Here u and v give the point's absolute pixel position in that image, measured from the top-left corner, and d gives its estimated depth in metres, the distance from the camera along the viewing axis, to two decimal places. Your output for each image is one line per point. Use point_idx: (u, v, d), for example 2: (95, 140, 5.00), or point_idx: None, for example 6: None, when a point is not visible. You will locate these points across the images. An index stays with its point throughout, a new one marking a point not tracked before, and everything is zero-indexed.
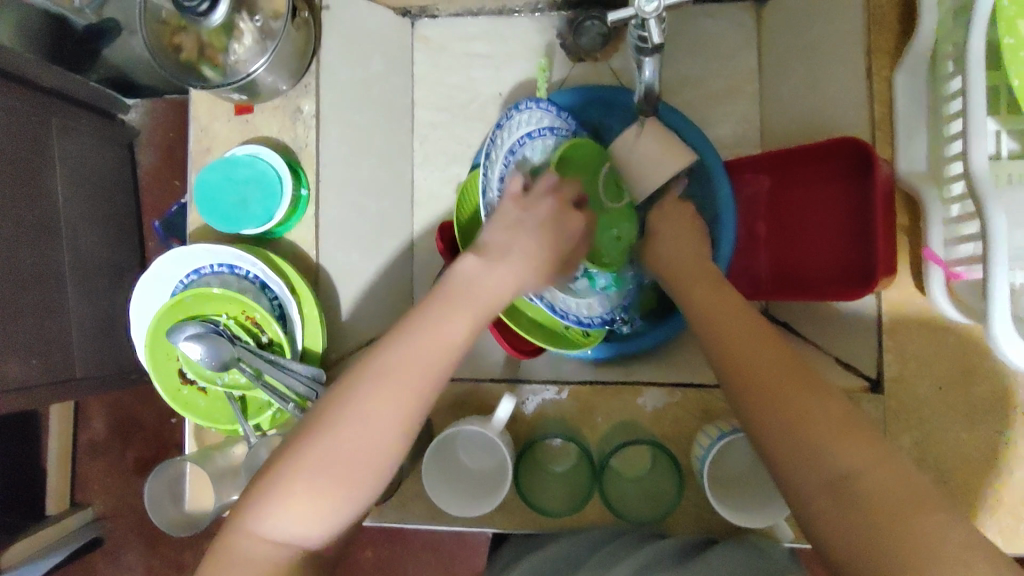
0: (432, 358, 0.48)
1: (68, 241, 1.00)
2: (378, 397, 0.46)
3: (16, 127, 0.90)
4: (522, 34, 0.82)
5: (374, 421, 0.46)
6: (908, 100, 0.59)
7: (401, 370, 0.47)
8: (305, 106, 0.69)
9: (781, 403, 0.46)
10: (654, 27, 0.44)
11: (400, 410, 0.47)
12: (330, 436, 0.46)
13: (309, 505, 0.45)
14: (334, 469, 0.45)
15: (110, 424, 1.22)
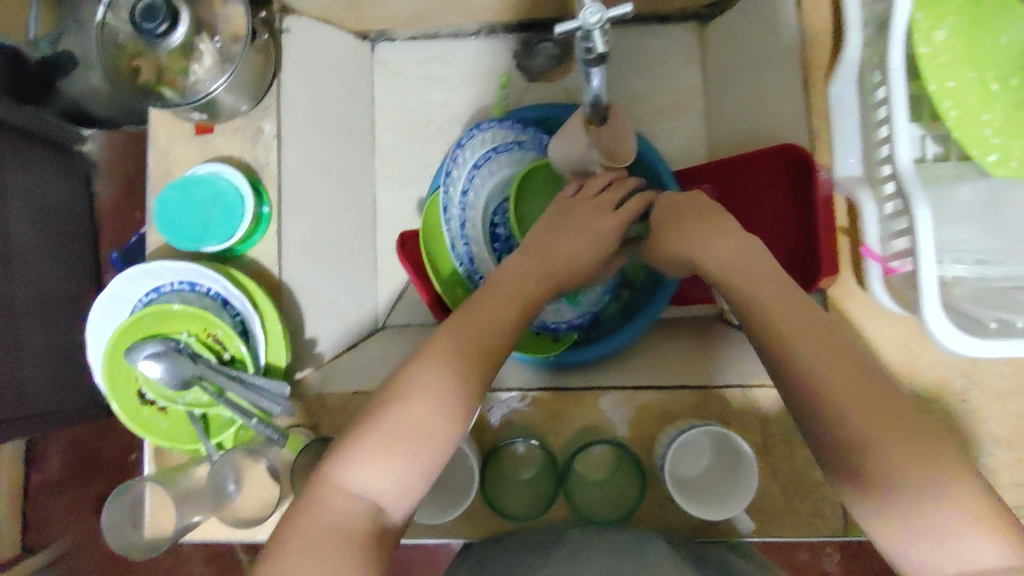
0: (498, 331, 0.53)
1: (21, 271, 0.97)
2: (453, 362, 0.50)
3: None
4: (478, 56, 0.84)
5: (450, 387, 0.49)
6: (842, 110, 0.63)
7: (471, 339, 0.52)
8: (266, 125, 0.70)
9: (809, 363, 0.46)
10: (598, 38, 0.47)
11: (470, 378, 0.50)
12: (415, 399, 0.48)
13: (396, 460, 0.47)
14: (422, 426, 0.48)
15: (65, 461, 1.18)
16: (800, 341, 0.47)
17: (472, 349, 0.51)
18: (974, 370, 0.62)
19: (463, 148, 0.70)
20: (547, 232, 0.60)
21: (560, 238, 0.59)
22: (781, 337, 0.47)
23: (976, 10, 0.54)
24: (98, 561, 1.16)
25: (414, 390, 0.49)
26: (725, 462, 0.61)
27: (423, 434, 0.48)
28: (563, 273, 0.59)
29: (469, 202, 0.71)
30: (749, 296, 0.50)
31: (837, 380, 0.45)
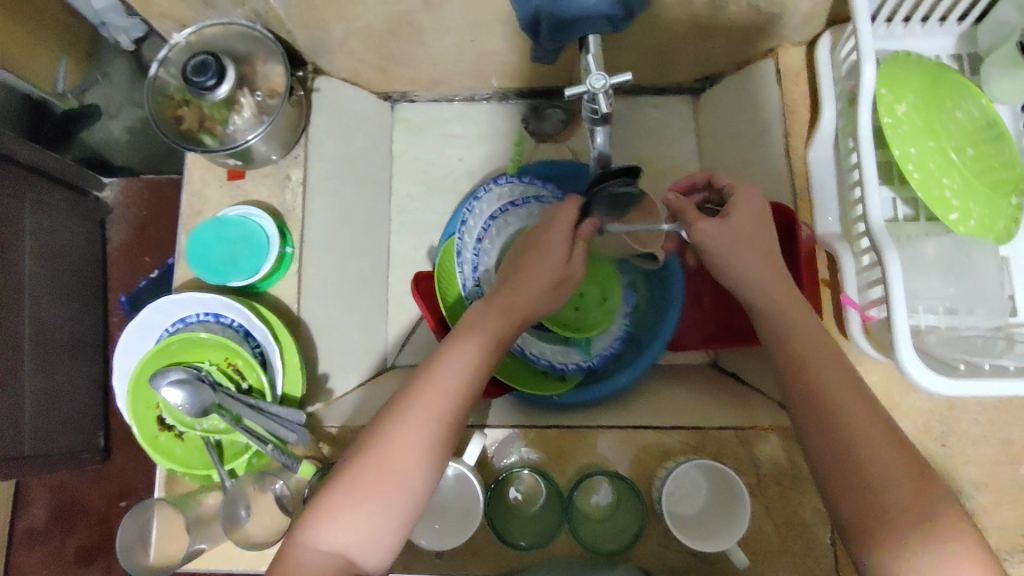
0: (458, 389, 0.54)
1: (30, 312, 1.01)
2: (412, 426, 0.53)
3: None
4: (491, 118, 0.91)
5: (407, 453, 0.52)
6: (820, 175, 0.70)
7: (429, 403, 0.54)
8: (294, 174, 0.76)
9: (835, 410, 0.52)
10: (602, 99, 0.54)
11: (438, 429, 0.53)
12: (372, 466, 0.52)
13: (355, 521, 0.50)
14: (374, 491, 0.51)
15: (51, 509, 1.22)
16: (824, 389, 0.53)
17: (427, 414, 0.53)
18: (946, 418, 0.66)
19: (479, 203, 0.77)
20: (512, 283, 0.61)
21: (527, 282, 0.61)
22: (812, 387, 0.54)
23: (932, 93, 0.62)
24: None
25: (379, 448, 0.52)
26: (722, 496, 0.63)
27: (377, 498, 0.51)
28: (512, 334, 0.60)
29: (483, 249, 0.77)
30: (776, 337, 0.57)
31: (857, 425, 0.51)
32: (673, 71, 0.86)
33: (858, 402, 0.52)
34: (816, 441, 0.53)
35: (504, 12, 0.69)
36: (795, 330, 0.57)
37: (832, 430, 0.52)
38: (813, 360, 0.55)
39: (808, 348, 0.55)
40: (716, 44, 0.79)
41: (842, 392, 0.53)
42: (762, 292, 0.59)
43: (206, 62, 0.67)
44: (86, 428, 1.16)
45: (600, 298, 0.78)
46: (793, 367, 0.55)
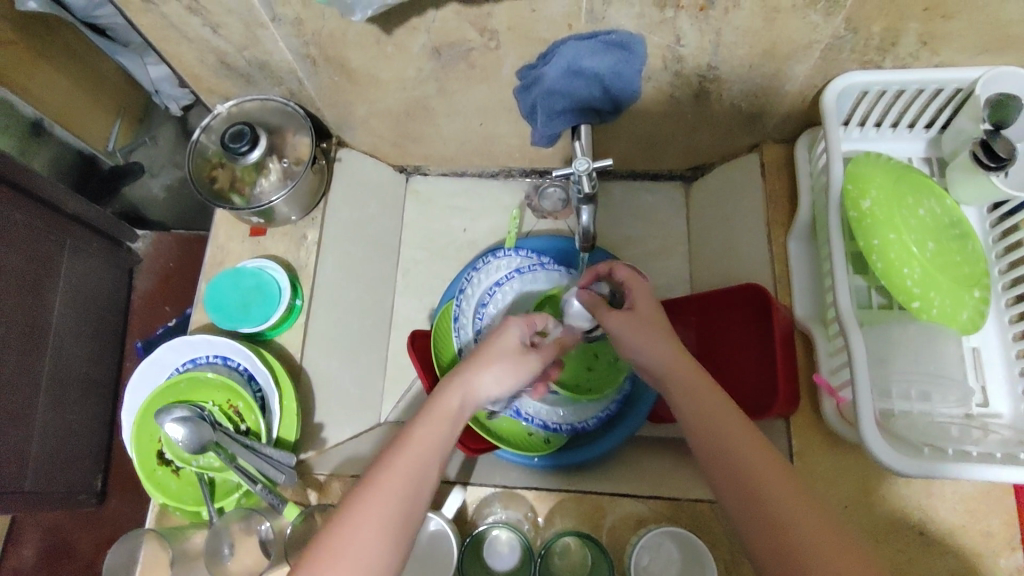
0: (420, 473, 0.51)
1: (52, 351, 1.07)
2: (369, 518, 0.48)
3: (30, 247, 1.01)
4: (496, 194, 0.98)
5: (369, 543, 0.48)
6: (797, 262, 0.75)
7: (393, 485, 0.50)
8: (310, 235, 0.83)
9: (792, 520, 0.48)
10: (585, 180, 0.60)
11: (399, 519, 0.49)
12: (331, 556, 0.47)
13: None
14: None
15: (40, 550, 1.25)
16: (785, 505, 0.49)
17: (392, 498, 0.49)
18: (922, 505, 0.65)
19: (479, 269, 0.82)
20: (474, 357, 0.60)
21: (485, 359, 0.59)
22: (765, 499, 0.49)
23: (896, 188, 0.67)
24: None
25: (336, 546, 0.47)
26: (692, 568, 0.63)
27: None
28: (466, 410, 0.57)
29: (487, 313, 0.80)
30: (718, 446, 0.52)
31: (811, 541, 0.47)
32: (665, 159, 0.93)
33: (818, 516, 0.48)
34: (772, 564, 0.48)
35: (509, 101, 0.77)
36: (728, 426, 0.53)
37: (785, 545, 0.47)
38: (748, 462, 0.51)
39: (742, 448, 0.52)
40: (703, 136, 0.86)
41: (786, 498, 0.49)
42: (700, 391, 0.55)
43: (242, 131, 0.76)
44: (87, 470, 1.19)
45: (610, 359, 0.76)
46: (728, 469, 0.52)
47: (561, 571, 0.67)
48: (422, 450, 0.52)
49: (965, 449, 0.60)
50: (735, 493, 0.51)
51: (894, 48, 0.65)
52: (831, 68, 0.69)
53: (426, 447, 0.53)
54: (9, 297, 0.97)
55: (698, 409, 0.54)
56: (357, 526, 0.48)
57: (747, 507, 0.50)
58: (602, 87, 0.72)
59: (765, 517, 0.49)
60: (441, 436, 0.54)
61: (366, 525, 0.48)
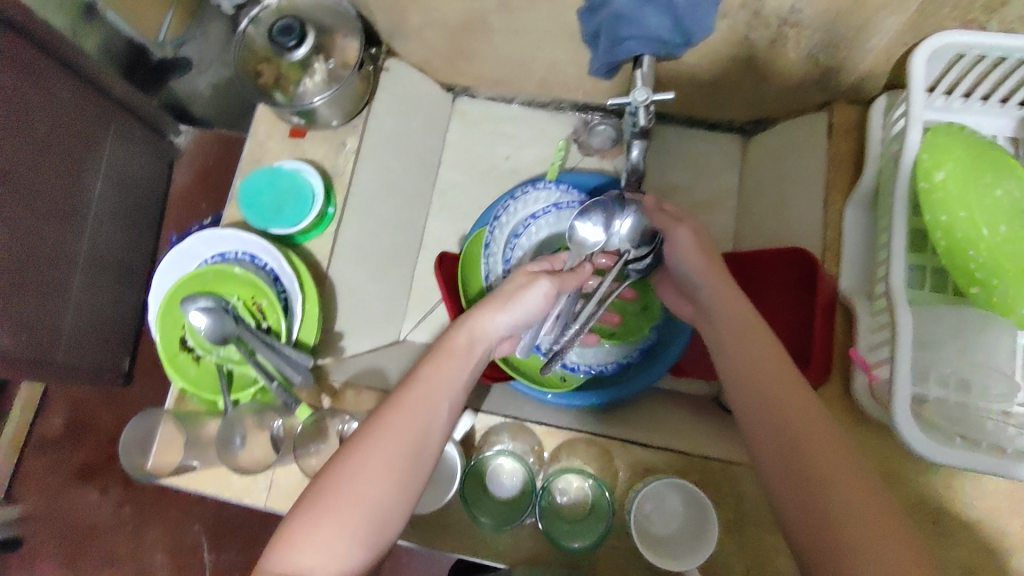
0: (428, 405, 0.53)
1: (90, 230, 1.09)
2: (379, 442, 0.51)
3: (78, 126, 1.02)
4: (544, 125, 0.95)
5: (378, 466, 0.50)
6: (851, 232, 0.70)
7: (405, 422, 0.52)
8: (349, 142, 0.81)
9: (829, 478, 0.47)
10: (643, 113, 0.56)
11: (409, 448, 0.51)
12: (346, 482, 0.49)
13: (326, 542, 0.47)
14: (348, 511, 0.48)
15: (67, 420, 1.32)
16: (824, 461, 0.48)
17: (405, 433, 0.51)
18: (939, 497, 0.63)
19: (516, 198, 0.79)
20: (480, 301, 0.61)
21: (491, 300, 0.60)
22: (801, 456, 0.49)
23: (973, 165, 0.61)
24: (60, 532, 1.28)
25: (347, 464, 0.50)
26: (695, 512, 0.63)
27: (349, 521, 0.48)
28: (474, 350, 0.58)
29: (519, 245, 0.78)
30: (769, 397, 0.53)
31: (850, 503, 0.46)
32: (726, 108, 0.88)
33: (852, 478, 0.47)
34: (798, 518, 0.48)
35: (571, 25, 0.73)
36: (781, 384, 0.53)
37: (819, 502, 0.47)
38: (797, 419, 0.51)
39: (792, 406, 0.52)
40: (773, 87, 0.80)
41: (832, 456, 0.48)
42: (758, 346, 0.56)
43: (291, 25, 0.72)
44: (112, 352, 1.24)
45: (640, 307, 0.76)
46: (777, 426, 0.52)
47: (561, 510, 0.68)
48: (433, 393, 0.54)
49: (997, 445, 0.58)
50: (777, 445, 0.51)
51: (1004, 9, 0.59)
52: (928, 26, 0.63)
53: (436, 390, 0.54)
54: (49, 173, 0.98)
55: (758, 370, 0.55)
56: (369, 450, 0.50)
57: (784, 461, 0.50)
58: (674, 18, 0.65)
59: (797, 472, 0.49)
60: (451, 373, 0.56)
61: (378, 449, 0.50)
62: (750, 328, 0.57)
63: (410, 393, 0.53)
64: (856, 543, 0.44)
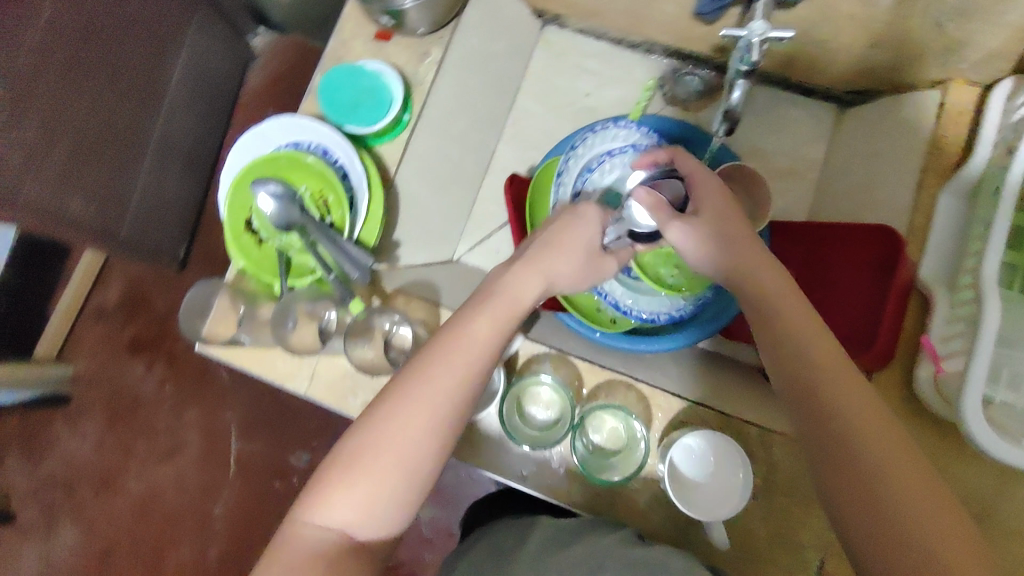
0: (469, 367, 0.51)
1: (164, 115, 1.13)
2: (418, 402, 0.49)
3: (167, 8, 1.05)
4: (631, 65, 0.91)
5: (417, 424, 0.49)
6: (944, 219, 0.66)
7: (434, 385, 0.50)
8: (433, 52, 0.80)
9: (865, 439, 0.47)
10: (753, 50, 0.53)
11: (449, 410, 0.50)
12: (380, 447, 0.48)
13: (364, 497, 0.48)
14: (385, 476, 0.48)
15: (122, 294, 1.38)
16: (858, 421, 0.47)
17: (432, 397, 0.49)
18: (992, 500, 0.60)
19: (595, 132, 0.76)
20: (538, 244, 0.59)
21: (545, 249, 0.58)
22: (833, 417, 0.48)
23: None
24: (106, 396, 1.36)
25: (386, 420, 0.48)
26: (731, 467, 0.62)
27: (385, 484, 0.48)
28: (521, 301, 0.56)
29: (591, 179, 0.75)
30: (799, 351, 0.52)
31: (909, 502, 0.43)
32: (827, 73, 0.83)
33: (890, 439, 0.46)
34: (832, 478, 0.47)
35: None
36: (832, 371, 0.50)
37: (873, 497, 0.45)
38: (848, 412, 0.48)
39: (846, 397, 0.49)
40: (884, 56, 0.75)
41: (888, 450, 0.46)
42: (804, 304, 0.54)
43: None
44: (173, 236, 1.29)
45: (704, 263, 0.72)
46: (806, 388, 0.50)
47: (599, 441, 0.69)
48: (463, 353, 0.51)
49: None
50: (806, 404, 0.50)
51: None
52: None
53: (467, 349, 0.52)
54: (132, 50, 1.01)
55: (811, 351, 0.52)
56: (407, 409, 0.49)
57: (814, 422, 0.49)
58: None
59: (832, 433, 0.48)
60: (490, 330, 0.53)
61: (415, 408, 0.49)
62: (804, 314, 0.54)
63: (449, 353, 0.51)
64: (894, 499, 0.44)
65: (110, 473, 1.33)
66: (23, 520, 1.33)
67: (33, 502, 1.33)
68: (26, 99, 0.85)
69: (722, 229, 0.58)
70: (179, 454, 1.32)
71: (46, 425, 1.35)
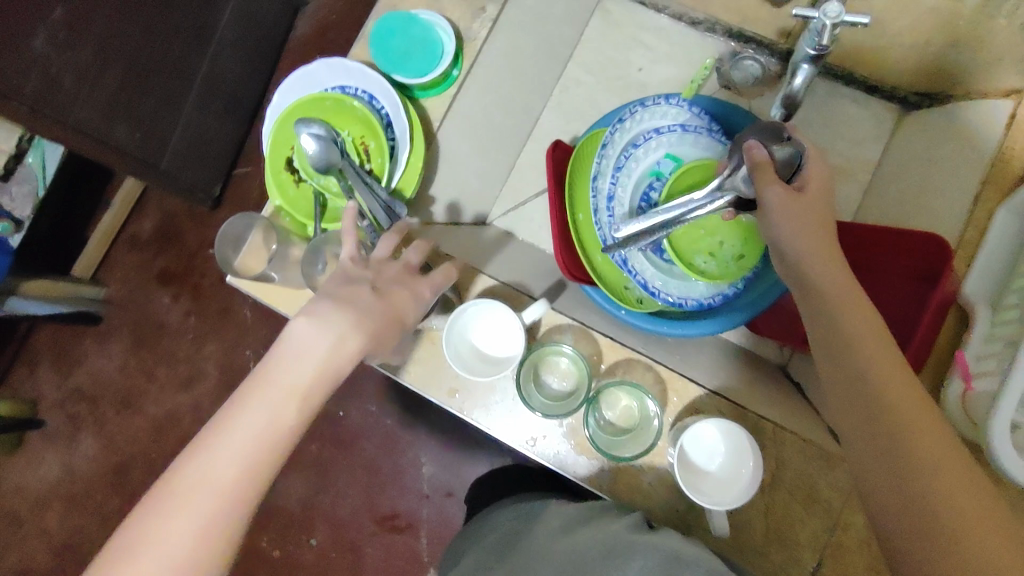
0: (293, 398, 0.50)
1: (212, 51, 1.13)
2: (235, 426, 0.48)
3: None
4: (687, 44, 0.88)
5: (231, 456, 0.47)
6: (997, 235, 0.63)
7: (234, 456, 0.47)
8: (489, 7, 0.77)
9: (888, 394, 0.47)
10: (825, 34, 0.50)
11: (270, 443, 0.48)
12: (192, 485, 0.46)
13: (174, 544, 0.45)
14: (198, 524, 0.45)
15: (159, 224, 1.41)
16: (884, 379, 0.48)
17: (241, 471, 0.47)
18: None
19: (646, 107, 0.73)
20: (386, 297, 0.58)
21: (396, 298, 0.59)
22: (858, 374, 0.49)
23: None
24: (134, 320, 1.40)
25: (210, 450, 0.47)
26: (737, 457, 0.63)
27: (191, 533, 0.45)
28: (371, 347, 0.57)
29: (635, 155, 0.73)
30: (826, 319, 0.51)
31: (925, 454, 0.45)
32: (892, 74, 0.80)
33: (917, 393, 0.47)
34: (856, 434, 0.49)
35: None
36: (862, 333, 0.50)
37: (913, 501, 0.44)
38: (875, 372, 0.48)
39: (872, 358, 0.49)
40: (959, 59, 0.71)
41: (937, 449, 0.45)
42: (832, 307, 0.52)
43: None
44: (209, 176, 1.31)
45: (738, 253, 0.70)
46: (836, 349, 0.51)
47: (613, 418, 0.70)
48: (278, 402, 0.49)
49: None
50: (831, 362, 0.51)
51: None
52: None
53: (277, 415, 0.49)
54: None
55: (863, 340, 0.50)
56: (229, 442, 0.47)
57: (841, 382, 0.50)
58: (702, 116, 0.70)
59: (857, 393, 0.49)
60: (304, 350, 0.51)
61: (238, 440, 0.48)
62: (812, 311, 0.53)
63: (278, 382, 0.50)
64: (917, 452, 0.45)
65: (131, 395, 1.38)
66: (47, 428, 1.39)
67: (59, 413, 1.39)
68: (83, 19, 0.86)
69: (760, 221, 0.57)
70: (198, 385, 1.36)
71: (77, 342, 1.40)
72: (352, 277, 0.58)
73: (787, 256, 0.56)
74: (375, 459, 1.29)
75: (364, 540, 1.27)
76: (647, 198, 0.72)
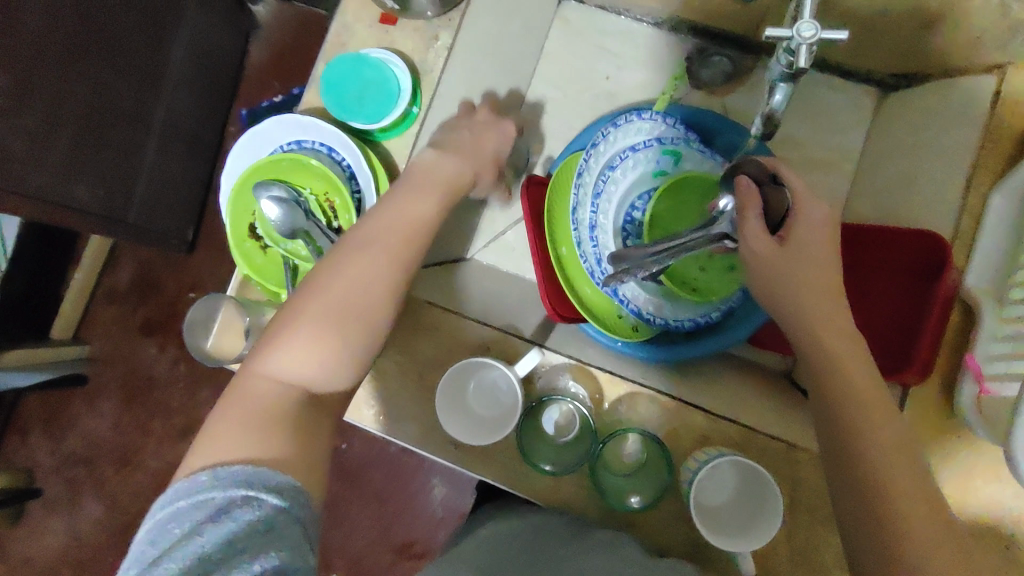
0: (412, 226, 0.59)
1: (167, 95, 1.09)
2: (357, 264, 0.55)
3: None
4: (655, 45, 0.84)
5: (368, 259, 0.56)
6: (996, 223, 0.61)
7: (358, 279, 0.55)
8: (443, 36, 0.76)
9: (868, 438, 0.50)
10: (802, 53, 0.47)
11: (389, 274, 0.57)
12: (329, 285, 0.54)
13: (313, 353, 0.53)
14: (339, 317, 0.54)
15: (133, 275, 1.36)
16: (865, 429, 0.50)
17: (349, 297, 0.55)
18: None
19: (618, 126, 0.70)
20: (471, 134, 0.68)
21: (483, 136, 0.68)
22: (839, 421, 0.51)
23: None
24: (121, 376, 1.36)
25: (330, 282, 0.55)
26: (752, 490, 0.60)
27: (333, 320, 0.54)
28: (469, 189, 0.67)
29: (612, 178, 0.70)
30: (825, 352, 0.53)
31: (898, 495, 0.48)
32: (871, 54, 0.77)
33: (894, 439, 0.49)
34: (840, 474, 0.51)
35: None
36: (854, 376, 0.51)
37: (884, 535, 0.47)
38: (856, 415, 0.50)
39: (855, 404, 0.51)
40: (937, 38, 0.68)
41: (908, 494, 0.47)
42: None
43: None
44: (179, 221, 1.27)
45: (727, 265, 0.68)
46: (826, 393, 0.52)
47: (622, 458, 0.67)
48: (384, 245, 0.57)
49: None
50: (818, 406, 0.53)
51: None
52: None
53: (402, 219, 0.59)
54: (134, 28, 0.97)
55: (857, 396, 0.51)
56: (347, 272, 0.55)
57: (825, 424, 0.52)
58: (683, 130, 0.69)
59: (838, 439, 0.51)
60: (415, 202, 0.61)
61: (354, 274, 0.55)
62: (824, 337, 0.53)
63: (382, 226, 0.58)
64: (890, 496, 0.48)
65: (129, 452, 1.34)
66: (47, 497, 1.35)
67: (57, 478, 1.35)
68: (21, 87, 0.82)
69: (751, 243, 0.54)
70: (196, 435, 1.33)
71: (65, 405, 1.36)
72: (449, 129, 0.69)
73: (784, 275, 0.54)
74: (385, 488, 1.27)
75: (385, 571, 1.26)
76: (630, 221, 0.69)
